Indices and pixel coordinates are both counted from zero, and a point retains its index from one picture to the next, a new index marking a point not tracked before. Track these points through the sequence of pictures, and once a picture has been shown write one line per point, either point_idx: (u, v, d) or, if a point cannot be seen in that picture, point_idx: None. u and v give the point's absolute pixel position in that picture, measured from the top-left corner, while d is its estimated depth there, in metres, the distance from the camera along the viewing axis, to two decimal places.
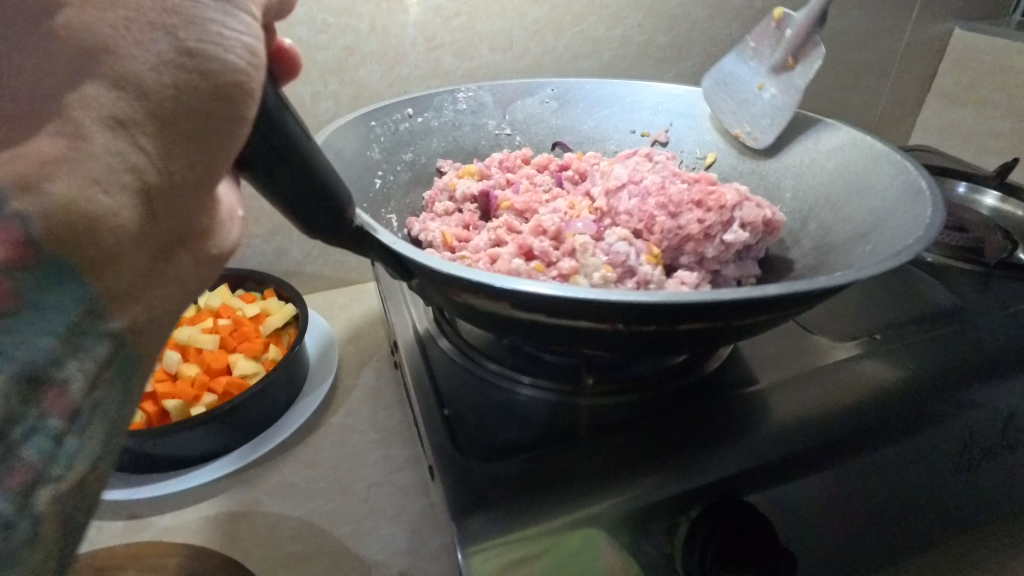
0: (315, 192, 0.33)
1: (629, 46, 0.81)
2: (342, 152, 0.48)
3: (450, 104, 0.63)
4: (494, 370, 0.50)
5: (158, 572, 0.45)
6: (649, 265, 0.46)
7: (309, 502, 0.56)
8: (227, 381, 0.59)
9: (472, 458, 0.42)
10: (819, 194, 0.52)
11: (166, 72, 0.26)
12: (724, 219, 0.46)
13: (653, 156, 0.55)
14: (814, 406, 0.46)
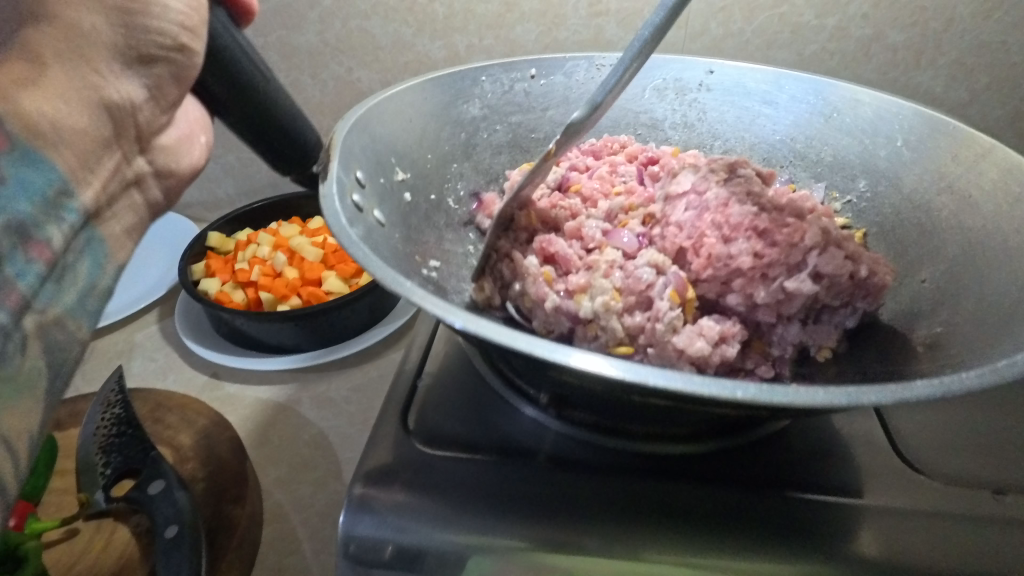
0: (264, 125, 0.38)
1: (844, 40, 0.65)
2: (421, 105, 0.50)
3: (583, 70, 0.57)
4: (502, 374, 0.46)
5: (188, 426, 0.54)
6: (671, 303, 0.39)
7: (334, 420, 0.61)
8: (311, 292, 0.66)
9: (432, 455, 0.40)
10: (972, 260, 0.40)
11: (114, 18, 0.30)
12: (791, 264, 0.39)
13: (738, 168, 0.44)
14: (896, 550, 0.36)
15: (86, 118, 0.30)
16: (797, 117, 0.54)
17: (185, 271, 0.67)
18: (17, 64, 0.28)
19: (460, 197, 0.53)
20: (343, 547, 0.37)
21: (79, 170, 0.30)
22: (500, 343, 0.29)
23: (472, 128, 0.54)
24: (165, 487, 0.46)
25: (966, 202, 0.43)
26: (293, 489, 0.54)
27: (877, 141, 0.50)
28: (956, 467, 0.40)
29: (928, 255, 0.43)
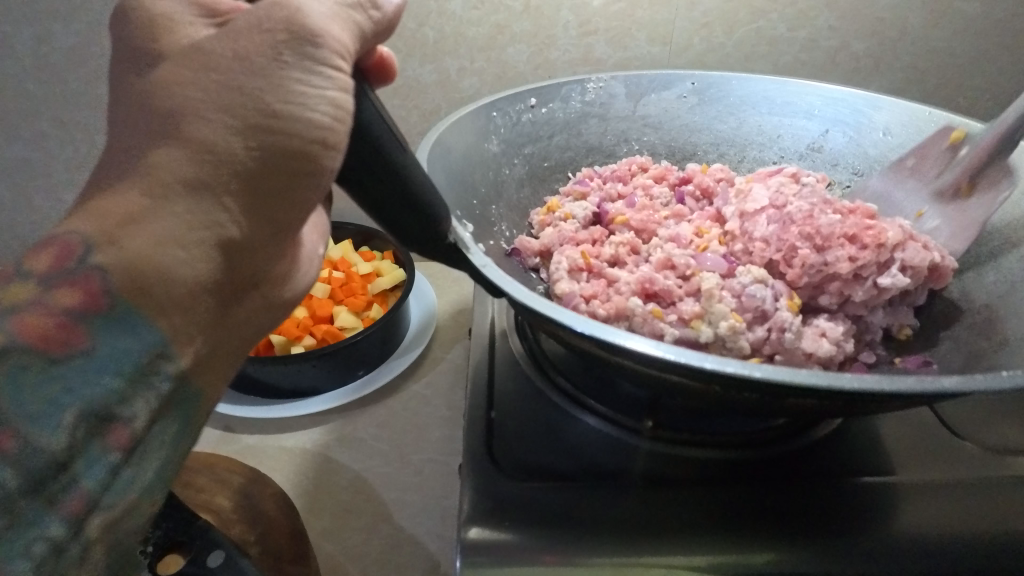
0: (404, 202, 0.32)
1: (815, 50, 0.70)
2: (456, 146, 0.47)
3: (578, 95, 0.56)
4: (564, 390, 0.46)
5: (224, 487, 0.51)
6: (789, 312, 0.41)
7: (368, 460, 0.59)
8: (325, 330, 0.64)
9: (525, 488, 0.40)
10: (1000, 226, 0.45)
11: (248, 138, 0.28)
12: (881, 261, 0.41)
13: (802, 177, 0.49)
14: (945, 527, 0.39)
15: (199, 262, 0.29)
16: (786, 116, 0.56)
17: None
18: (136, 195, 0.27)
19: (508, 236, 0.51)
20: None
21: (182, 329, 0.29)
22: (638, 351, 0.30)
23: (498, 165, 0.52)
24: (227, 556, 0.43)
25: None
26: (343, 537, 0.52)
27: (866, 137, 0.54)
28: (987, 432, 0.45)
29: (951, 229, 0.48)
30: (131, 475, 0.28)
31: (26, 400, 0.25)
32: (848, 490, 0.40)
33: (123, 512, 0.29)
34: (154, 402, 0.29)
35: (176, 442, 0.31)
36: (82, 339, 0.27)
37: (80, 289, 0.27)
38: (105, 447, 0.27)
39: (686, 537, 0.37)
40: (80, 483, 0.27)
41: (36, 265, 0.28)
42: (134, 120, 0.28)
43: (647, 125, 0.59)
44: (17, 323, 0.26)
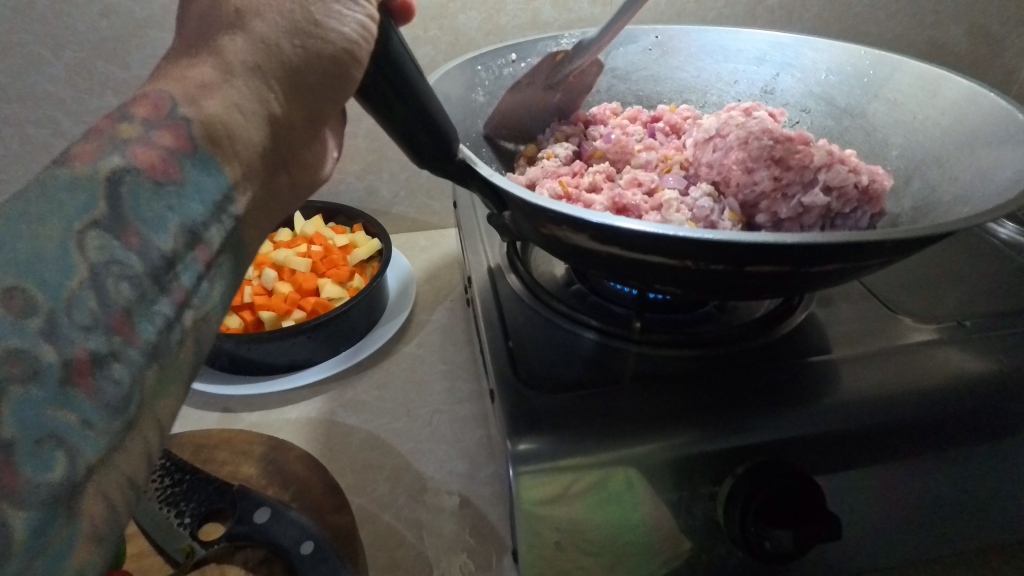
0: (428, 133, 0.37)
1: (736, 4, 0.77)
2: (450, 96, 0.51)
3: (553, 50, 0.61)
4: (562, 314, 0.51)
5: (246, 457, 0.52)
6: (731, 221, 0.45)
7: (376, 419, 0.61)
8: (314, 302, 0.65)
9: (554, 399, 0.43)
10: (920, 141, 0.49)
11: (297, 37, 0.32)
12: (805, 180, 0.43)
13: (753, 111, 0.50)
14: (889, 386, 0.45)
15: (253, 130, 0.32)
16: (740, 63, 0.62)
17: None
18: (207, 69, 0.31)
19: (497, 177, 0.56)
20: (517, 487, 0.40)
21: (242, 185, 0.32)
22: (644, 233, 0.32)
23: (484, 115, 0.56)
24: (273, 512, 0.45)
25: (894, 101, 0.53)
26: (368, 489, 0.55)
27: (812, 77, 0.59)
28: (929, 313, 0.53)
29: (878, 146, 0.53)
30: (209, 288, 0.31)
31: (141, 212, 0.28)
32: (811, 366, 0.47)
33: (201, 341, 0.31)
34: (224, 233, 0.31)
35: (239, 270, 0.33)
36: (174, 177, 0.29)
37: (169, 133, 0.30)
38: (195, 260, 0.30)
39: (677, 423, 0.42)
40: (179, 279, 0.29)
41: (131, 114, 0.30)
42: (207, 16, 0.32)
43: (616, 77, 0.64)
44: (132, 153, 0.29)
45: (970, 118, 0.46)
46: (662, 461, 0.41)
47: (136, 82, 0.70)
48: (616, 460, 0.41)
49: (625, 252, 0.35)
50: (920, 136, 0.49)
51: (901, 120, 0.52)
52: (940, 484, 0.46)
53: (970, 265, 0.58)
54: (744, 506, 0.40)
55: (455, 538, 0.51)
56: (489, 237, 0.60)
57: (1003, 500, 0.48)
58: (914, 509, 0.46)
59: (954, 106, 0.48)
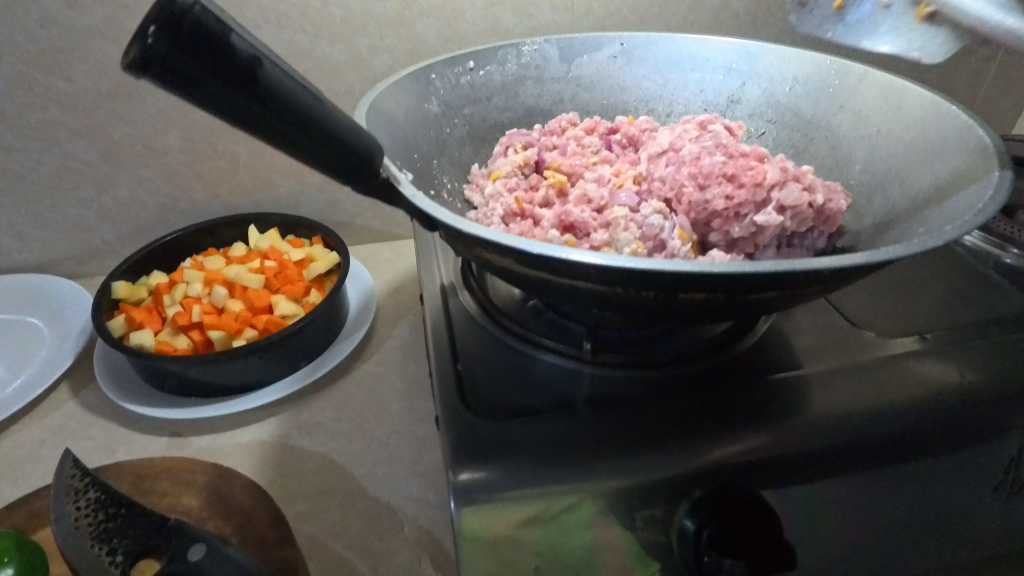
0: (342, 153, 0.33)
1: (701, 10, 0.76)
2: (397, 106, 0.50)
3: (514, 58, 0.60)
4: (515, 333, 0.50)
5: (188, 487, 0.49)
6: (681, 241, 0.41)
7: (331, 442, 0.59)
8: (266, 320, 0.63)
9: (503, 426, 0.42)
10: (883, 156, 0.48)
11: None
12: (757, 199, 0.41)
13: (709, 125, 0.49)
14: (842, 405, 0.44)
15: None
16: (707, 72, 0.60)
17: (105, 331, 0.60)
18: None
19: (450, 190, 0.54)
20: (461, 521, 0.38)
21: None
22: (574, 261, 0.30)
23: (439, 125, 0.55)
24: (208, 549, 0.42)
25: (859, 114, 0.51)
26: (320, 516, 0.53)
27: (778, 87, 0.57)
28: (893, 325, 0.51)
29: (842, 160, 0.51)
30: None
31: None
32: (768, 385, 0.46)
33: None
34: None
35: None
36: None
37: None
38: None
39: (626, 451, 0.40)
40: None
41: None
42: None
43: (580, 85, 0.63)
44: None
45: (935, 134, 0.45)
46: (610, 490, 0.40)
47: (83, 94, 0.68)
48: (563, 492, 0.39)
49: (561, 279, 0.33)
50: (884, 154, 0.48)
51: (866, 135, 0.50)
52: (902, 503, 0.45)
53: (936, 275, 0.57)
54: (697, 533, 0.39)
55: (408, 567, 0.49)
56: (446, 251, 0.58)
57: (966, 518, 0.47)
58: (877, 528, 0.45)
59: (918, 122, 0.47)
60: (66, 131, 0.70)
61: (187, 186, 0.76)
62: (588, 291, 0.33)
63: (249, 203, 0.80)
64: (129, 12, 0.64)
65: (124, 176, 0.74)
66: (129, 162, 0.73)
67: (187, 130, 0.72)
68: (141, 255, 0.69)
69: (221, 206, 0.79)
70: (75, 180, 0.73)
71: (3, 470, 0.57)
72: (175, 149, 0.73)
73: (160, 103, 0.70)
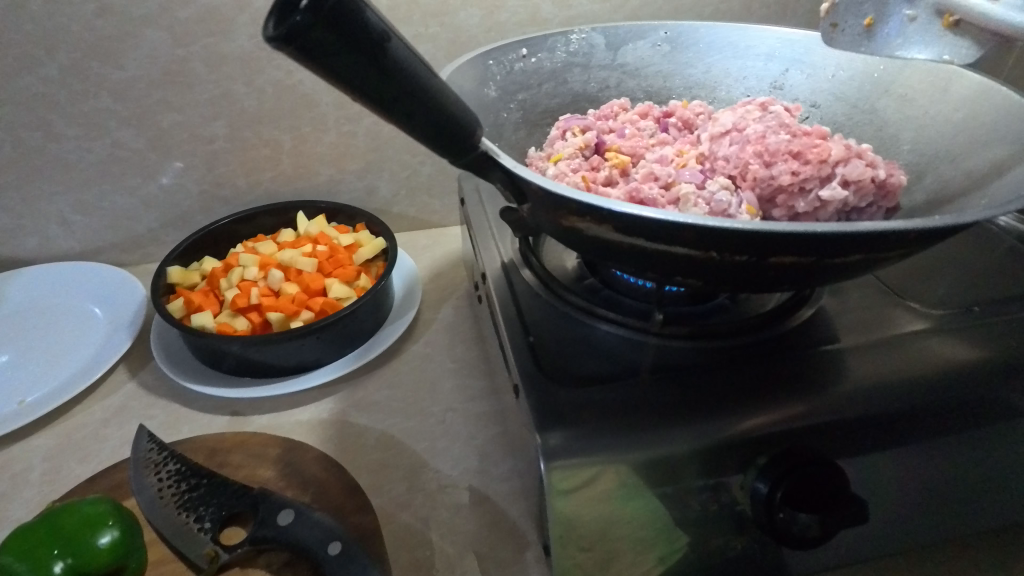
0: (449, 126, 0.34)
1: (732, 1, 0.78)
2: (462, 88, 0.51)
3: (563, 46, 0.62)
4: (579, 308, 0.51)
5: (262, 460, 0.51)
6: (748, 216, 0.44)
7: (388, 419, 0.60)
8: (323, 302, 0.64)
9: (580, 392, 0.44)
10: (933, 137, 0.50)
11: None
12: (823, 174, 0.42)
13: (769, 106, 0.51)
14: (899, 372, 0.46)
15: None
16: (749, 59, 0.62)
17: (166, 312, 0.61)
18: None
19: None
20: (548, 480, 0.40)
21: None
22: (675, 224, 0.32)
23: (496, 109, 0.57)
24: (296, 513, 0.44)
25: (906, 97, 0.54)
26: (385, 489, 0.54)
27: (822, 72, 0.59)
28: (936, 300, 0.54)
29: (890, 141, 0.54)
30: None
31: None
32: (825, 355, 0.48)
33: None
34: None
35: None
36: None
37: None
38: None
39: (699, 415, 0.43)
40: None
41: None
42: None
43: (626, 72, 0.64)
44: None
45: (986, 113, 0.47)
46: (687, 451, 0.42)
47: (134, 82, 0.69)
48: (643, 453, 0.41)
49: (655, 244, 0.35)
50: (936, 133, 0.50)
51: (913, 117, 0.52)
52: (952, 467, 0.47)
53: (972, 253, 0.60)
54: (771, 492, 0.41)
55: (475, 535, 0.51)
56: (501, 232, 0.60)
57: (1009, 483, 0.49)
58: (929, 491, 0.47)
59: (966, 102, 0.49)
60: (117, 119, 0.71)
61: (230, 174, 0.77)
62: (681, 257, 0.35)
63: (290, 191, 0.81)
64: (182, 1, 0.65)
65: (169, 164, 0.75)
66: (176, 150, 0.74)
67: (233, 118, 0.73)
68: (192, 240, 0.70)
69: (262, 193, 0.80)
70: (122, 168, 0.74)
71: (70, 447, 0.58)
72: (221, 137, 0.74)
73: (208, 92, 0.71)
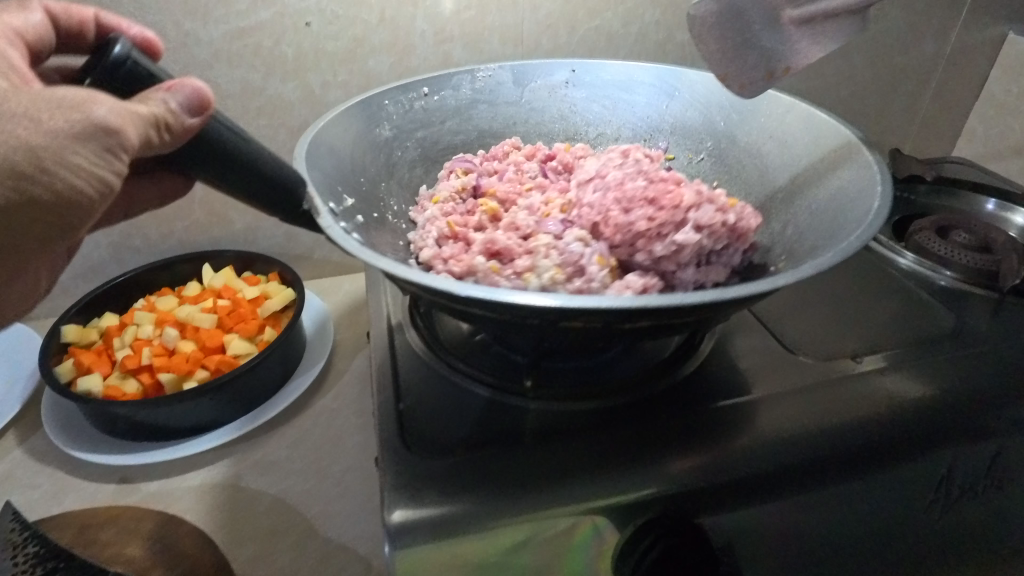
0: (263, 183, 0.38)
1: (647, 42, 0.78)
2: (344, 132, 0.50)
3: (468, 83, 0.61)
4: (461, 369, 0.50)
5: (132, 536, 0.49)
6: (599, 266, 0.43)
7: (285, 481, 0.58)
8: (218, 360, 0.62)
9: (443, 461, 0.42)
10: (796, 180, 0.51)
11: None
12: (676, 220, 0.42)
13: (631, 153, 0.53)
14: (778, 427, 0.45)
15: None
16: (651, 97, 0.62)
17: (52, 376, 0.59)
18: None
19: (395, 212, 0.54)
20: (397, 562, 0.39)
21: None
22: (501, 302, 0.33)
23: (388, 149, 0.56)
24: None
25: (781, 141, 0.54)
26: (269, 560, 0.52)
27: (704, 112, 0.60)
28: (826, 343, 0.53)
29: (762, 180, 0.54)
30: None
31: None
32: (706, 407, 0.47)
33: None
34: None
35: None
36: None
37: None
38: None
39: (565, 480, 0.41)
40: None
41: None
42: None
43: (528, 111, 0.64)
44: None
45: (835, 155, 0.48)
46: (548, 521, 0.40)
47: None
48: (500, 528, 0.40)
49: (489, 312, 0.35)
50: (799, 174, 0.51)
51: (782, 160, 0.53)
52: (833, 523, 0.46)
53: (870, 296, 0.59)
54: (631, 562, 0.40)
55: None
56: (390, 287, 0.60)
57: (896, 535, 0.48)
58: (812, 549, 0.46)
59: (806, 130, 0.52)
60: None
61: (139, 224, 0.76)
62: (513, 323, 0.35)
63: (205, 239, 0.80)
64: None
65: None
66: None
67: None
68: (95, 294, 0.68)
69: (176, 242, 0.79)
70: None
71: None
72: None
73: None
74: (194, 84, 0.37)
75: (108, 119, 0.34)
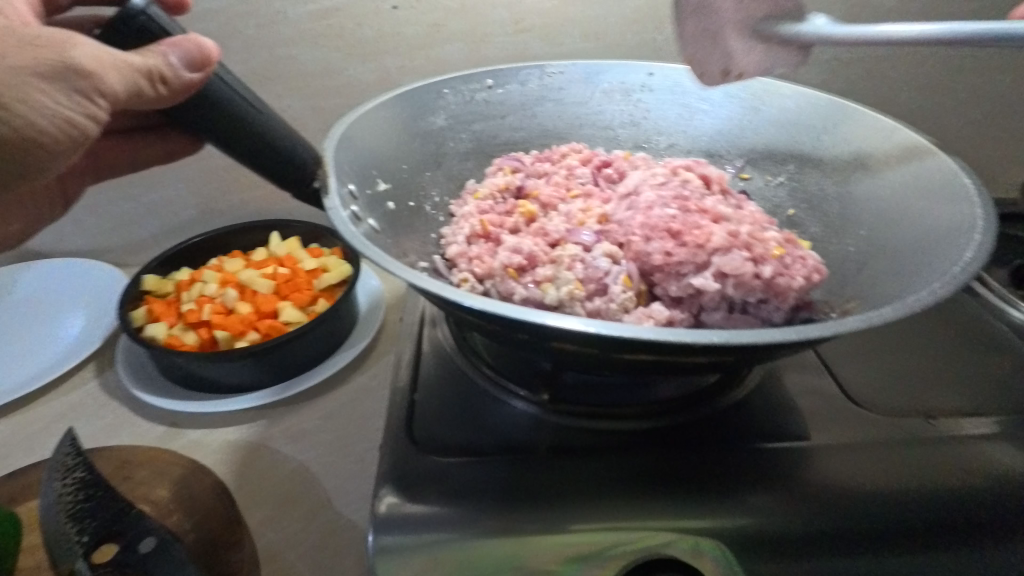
0: (271, 150, 0.45)
1: None
2: (381, 123, 0.51)
3: (537, 78, 0.60)
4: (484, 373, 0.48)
5: (162, 479, 0.52)
6: (623, 287, 0.44)
7: (310, 450, 0.60)
8: (269, 325, 0.65)
9: (441, 464, 0.41)
10: (885, 225, 0.46)
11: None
12: (698, 261, 0.43)
13: (680, 171, 0.52)
14: (819, 487, 0.39)
15: None
16: (731, 108, 0.59)
17: (124, 320, 0.64)
18: None
19: (435, 203, 0.56)
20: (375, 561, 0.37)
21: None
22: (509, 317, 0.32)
23: (441, 138, 0.57)
24: (158, 542, 0.45)
25: (876, 178, 0.49)
26: (280, 524, 0.53)
27: (790, 136, 0.56)
28: (894, 398, 0.47)
29: (845, 221, 0.50)
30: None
31: None
32: (741, 453, 0.42)
33: None
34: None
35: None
36: None
37: None
38: None
39: (565, 506, 0.38)
40: None
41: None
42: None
43: (592, 113, 0.62)
44: None
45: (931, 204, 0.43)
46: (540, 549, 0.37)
47: None
48: (487, 545, 0.37)
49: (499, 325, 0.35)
50: (887, 215, 0.46)
51: (871, 197, 0.49)
52: None
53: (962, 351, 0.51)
54: None
55: None
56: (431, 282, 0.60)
57: None
58: None
59: (899, 159, 0.48)
60: None
61: (223, 189, 0.81)
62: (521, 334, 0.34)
63: (280, 209, 0.84)
64: None
65: (170, 178, 0.80)
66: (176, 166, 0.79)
67: None
68: (174, 251, 0.73)
69: (254, 210, 0.83)
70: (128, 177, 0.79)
71: (22, 438, 0.62)
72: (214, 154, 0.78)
73: None
74: (200, 41, 0.42)
75: (93, 61, 0.40)
